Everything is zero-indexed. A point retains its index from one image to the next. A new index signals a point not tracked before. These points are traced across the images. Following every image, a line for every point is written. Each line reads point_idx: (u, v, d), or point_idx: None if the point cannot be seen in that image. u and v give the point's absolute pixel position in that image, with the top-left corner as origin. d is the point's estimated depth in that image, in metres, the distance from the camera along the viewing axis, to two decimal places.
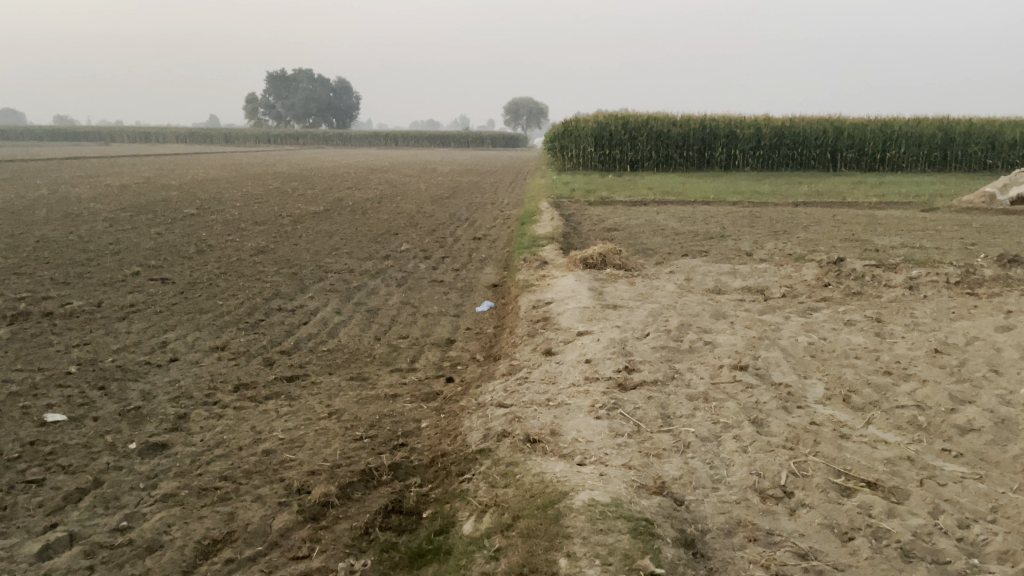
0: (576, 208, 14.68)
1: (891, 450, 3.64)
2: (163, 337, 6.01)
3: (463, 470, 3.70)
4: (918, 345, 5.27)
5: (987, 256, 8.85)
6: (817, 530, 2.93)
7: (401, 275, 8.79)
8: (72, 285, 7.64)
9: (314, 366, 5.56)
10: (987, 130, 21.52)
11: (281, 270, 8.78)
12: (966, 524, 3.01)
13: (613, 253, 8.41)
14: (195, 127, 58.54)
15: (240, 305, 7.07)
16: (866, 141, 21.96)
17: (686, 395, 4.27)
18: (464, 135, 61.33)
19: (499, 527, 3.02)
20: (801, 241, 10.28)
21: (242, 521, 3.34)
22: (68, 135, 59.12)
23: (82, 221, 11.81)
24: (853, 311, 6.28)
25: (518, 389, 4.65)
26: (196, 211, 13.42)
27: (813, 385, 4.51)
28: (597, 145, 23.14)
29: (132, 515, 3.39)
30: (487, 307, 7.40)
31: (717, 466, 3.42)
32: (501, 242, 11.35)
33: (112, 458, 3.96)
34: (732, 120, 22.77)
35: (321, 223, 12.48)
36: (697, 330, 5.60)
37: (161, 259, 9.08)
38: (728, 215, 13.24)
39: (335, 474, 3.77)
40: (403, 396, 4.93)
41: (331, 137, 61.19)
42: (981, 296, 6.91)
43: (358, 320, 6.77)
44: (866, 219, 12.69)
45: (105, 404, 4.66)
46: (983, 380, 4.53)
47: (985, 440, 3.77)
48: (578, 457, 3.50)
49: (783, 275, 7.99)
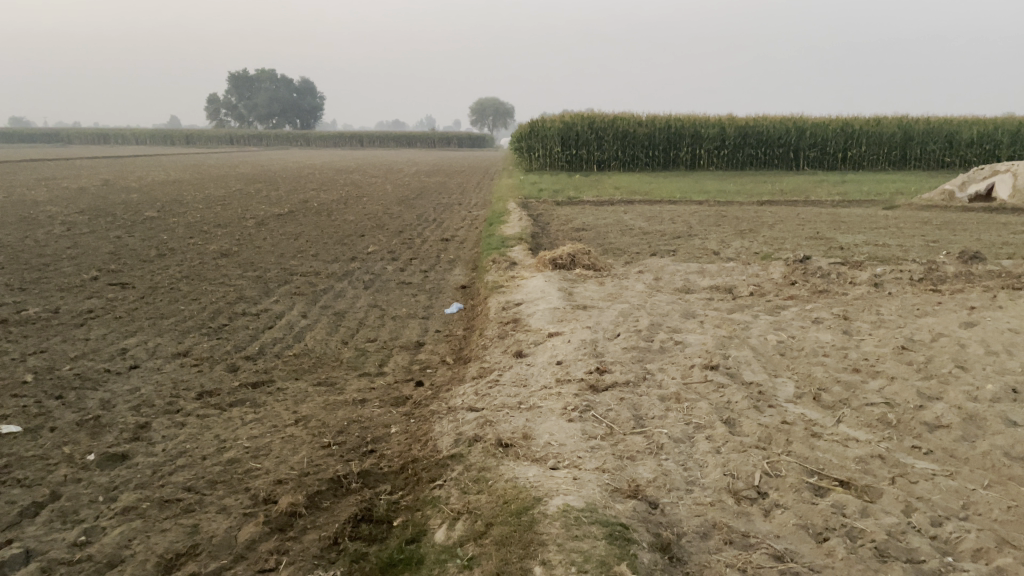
0: (544, 208, 14.65)
1: (862, 448, 3.65)
2: (123, 344, 5.85)
3: (434, 476, 3.63)
4: (885, 342, 5.32)
5: (949, 253, 8.99)
6: (792, 532, 2.92)
7: (369, 277, 8.69)
8: (27, 291, 7.42)
9: (280, 370, 5.45)
10: (945, 129, 21.86)
11: (245, 273, 8.62)
12: (938, 522, 3.02)
13: (582, 253, 8.39)
14: (156, 129, 57.72)
15: (203, 310, 6.92)
16: (828, 140, 22.34)
17: (658, 396, 4.25)
18: (429, 136, 61.32)
19: (472, 535, 2.96)
20: (767, 239, 10.38)
21: (207, 533, 3.24)
22: (22, 137, 57.82)
23: (39, 224, 11.50)
24: (820, 309, 6.32)
25: (490, 392, 4.59)
26: (158, 213, 13.16)
27: (784, 383, 4.52)
28: (563, 145, 23.18)
29: (91, 530, 3.27)
30: (457, 308, 7.34)
31: (691, 467, 3.39)
32: (469, 243, 11.29)
33: (70, 470, 3.82)
34: (697, 120, 22.96)
35: (285, 225, 12.32)
36: (667, 330, 5.59)
37: (120, 263, 8.87)
38: (694, 214, 13.34)
39: (303, 482, 3.67)
40: (372, 401, 4.85)
41: (295, 138, 60.39)
42: (945, 292, 7.01)
43: (325, 324, 6.66)
44: (829, 217, 12.85)
45: (62, 414, 4.51)
46: (949, 376, 4.57)
47: (954, 436, 3.81)
48: (551, 461, 3.46)
49: (751, 274, 8.04)
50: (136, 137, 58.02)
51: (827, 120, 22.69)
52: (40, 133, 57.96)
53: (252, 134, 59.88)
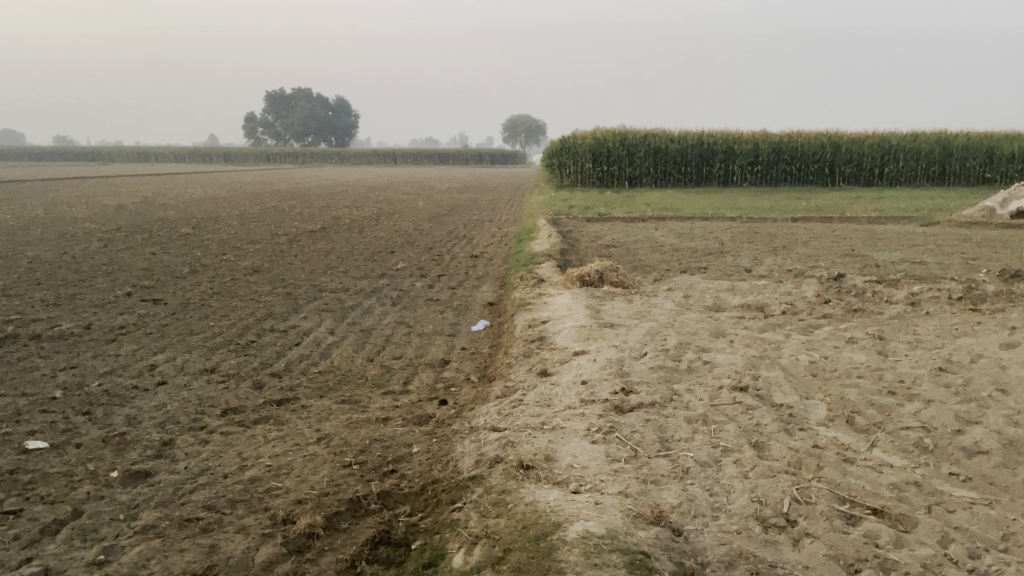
0: (574, 225, 14.59)
1: (897, 474, 3.52)
2: (151, 360, 5.89)
3: (455, 498, 3.57)
4: (922, 363, 5.16)
5: (989, 271, 8.75)
6: (822, 562, 2.80)
7: (397, 294, 8.69)
8: (62, 306, 7.53)
9: (304, 388, 5.43)
10: (985, 144, 21.43)
11: (275, 289, 8.68)
12: (977, 554, 2.89)
13: (610, 270, 8.31)
14: (194, 147, 58.98)
15: (232, 327, 6.95)
16: (864, 155, 21.97)
17: (685, 417, 4.15)
18: (460, 153, 61.82)
19: (489, 561, 2.89)
20: (801, 257, 10.20)
21: (224, 553, 3.21)
22: (65, 155, 59.45)
23: (77, 241, 11.71)
24: (854, 329, 6.16)
25: (513, 412, 4.52)
26: (192, 230, 13.34)
27: (815, 406, 4.38)
28: (594, 162, 23.16)
29: (110, 548, 3.26)
30: (483, 326, 7.30)
31: (717, 493, 3.29)
32: (498, 260, 11.27)
33: (93, 487, 3.83)
34: (730, 135, 22.81)
35: (316, 241, 12.42)
36: (696, 349, 5.48)
37: (154, 279, 8.97)
38: (726, 230, 13.18)
39: (322, 502, 3.64)
40: (395, 419, 4.82)
41: (330, 155, 61.20)
42: (984, 311, 6.82)
43: (352, 341, 6.66)
44: (864, 233, 12.62)
45: (89, 431, 4.53)
46: (989, 400, 4.40)
47: (993, 462, 3.66)
48: (573, 484, 3.38)
49: (783, 291, 7.89)
50: (175, 154, 59.20)
51: (862, 135, 22.35)
52: (83, 152, 59.25)
53: (287, 153, 60.72)
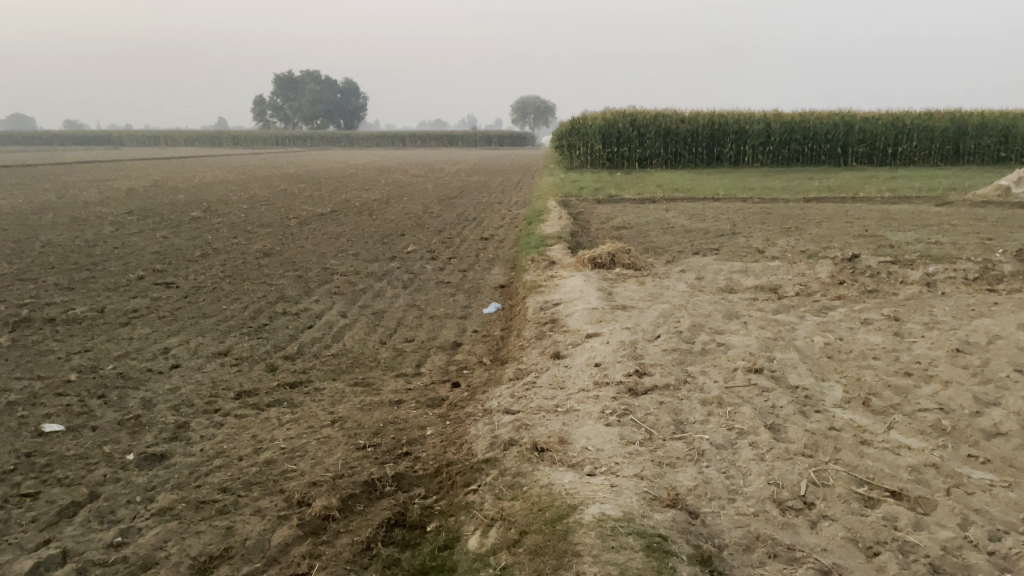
0: (584, 207, 14.52)
1: (915, 457, 3.49)
2: (165, 343, 5.91)
3: (469, 481, 3.57)
4: (939, 345, 5.11)
5: (1005, 251, 8.65)
6: (841, 545, 2.79)
7: (408, 276, 8.68)
8: (76, 290, 7.56)
9: (317, 370, 5.44)
10: (1001, 122, 21.13)
11: (287, 272, 8.68)
12: (997, 537, 2.87)
13: (622, 252, 8.26)
14: (203, 131, 59.01)
15: (244, 310, 6.96)
16: (878, 134, 21.74)
17: (699, 400, 4.12)
18: (469, 135, 61.57)
19: (505, 543, 2.89)
20: (814, 238, 10.11)
21: (240, 536, 3.22)
22: (76, 139, 59.63)
23: (89, 225, 11.73)
24: (869, 310, 6.11)
25: (526, 395, 4.51)
26: (203, 214, 13.33)
27: (831, 388, 4.35)
28: (604, 143, 23.01)
29: (127, 530, 3.28)
30: (495, 308, 7.29)
31: (734, 475, 3.27)
32: (508, 242, 11.23)
33: (109, 470, 3.84)
34: (741, 115, 22.61)
35: (327, 225, 12.39)
36: (709, 331, 5.45)
37: (166, 263, 8.99)
38: (738, 212, 13.07)
39: (337, 485, 3.64)
40: (408, 402, 4.82)
41: (338, 138, 61.09)
42: (1001, 292, 6.74)
43: (363, 323, 6.66)
44: (878, 214, 12.49)
45: (104, 414, 4.56)
46: (1007, 381, 4.35)
47: (1013, 444, 3.63)
48: (588, 467, 3.37)
49: (797, 273, 7.82)
50: (185, 138, 59.22)
51: (876, 114, 22.10)
52: (93, 135, 59.31)
53: (297, 135, 60.66)
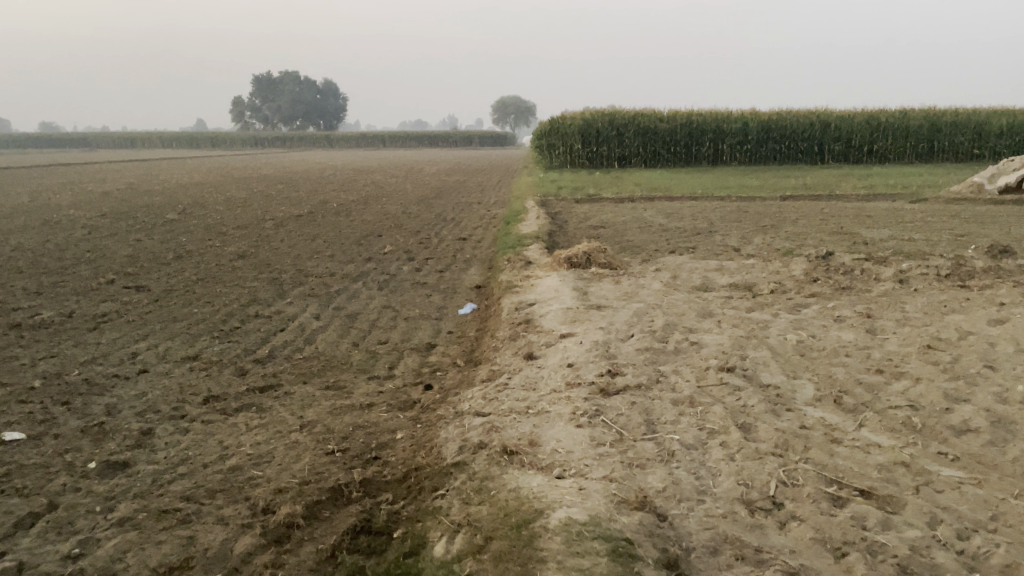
0: (563, 206, 14.50)
1: (884, 454, 3.48)
2: (133, 348, 5.80)
3: (437, 485, 3.51)
4: (910, 342, 5.11)
5: (978, 247, 8.71)
6: (809, 546, 2.76)
7: (384, 278, 8.61)
8: (44, 294, 7.42)
9: (288, 374, 5.36)
10: (974, 120, 21.32)
11: (261, 274, 8.57)
12: (965, 535, 2.86)
13: (598, 251, 8.23)
14: (180, 133, 58.51)
15: (215, 313, 6.86)
16: (853, 133, 21.93)
17: (671, 400, 4.09)
18: (450, 135, 61.47)
19: (471, 550, 2.84)
20: (790, 235, 10.16)
21: (202, 545, 3.15)
22: (52, 141, 58.97)
23: (61, 228, 11.54)
24: (842, 307, 6.11)
25: (498, 397, 4.46)
26: (178, 216, 13.16)
27: (803, 386, 4.33)
28: (583, 142, 23.04)
29: (85, 541, 3.19)
30: (471, 309, 7.22)
31: (704, 476, 3.24)
32: (486, 242, 11.19)
33: (70, 479, 3.75)
34: (718, 114, 22.70)
35: (303, 226, 12.28)
36: (683, 330, 5.42)
37: (138, 266, 8.85)
38: (716, 210, 13.10)
39: (303, 491, 3.57)
40: (379, 405, 4.75)
41: (318, 139, 60.73)
42: (972, 288, 6.79)
43: (337, 326, 6.58)
44: (854, 211, 12.55)
45: (67, 421, 4.45)
46: (977, 376, 4.37)
47: (982, 441, 3.62)
48: (557, 469, 3.33)
49: (772, 270, 7.84)
50: (162, 140, 58.68)
51: (851, 113, 22.28)
52: (68, 137, 58.64)
53: (275, 137, 60.31)
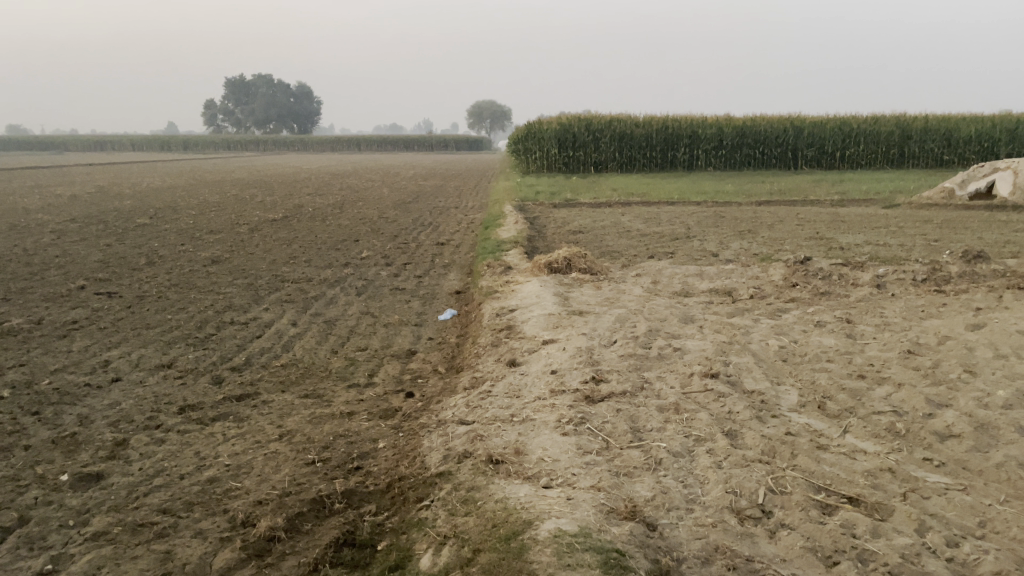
0: (541, 211, 14.48)
1: (870, 461, 3.48)
2: (105, 356, 5.67)
3: (422, 496, 3.45)
4: (891, 347, 5.14)
5: (952, 252, 8.80)
6: (800, 555, 2.74)
7: (362, 283, 8.51)
8: (12, 301, 7.23)
9: (265, 382, 5.26)
10: (943, 127, 21.64)
11: (236, 280, 8.43)
12: (955, 542, 2.85)
13: (579, 256, 8.21)
14: (152, 136, 57.81)
15: (190, 320, 6.73)
16: (826, 139, 22.20)
17: (656, 406, 4.07)
18: (425, 139, 61.32)
19: (458, 562, 2.78)
20: (767, 240, 10.20)
21: (180, 560, 3.07)
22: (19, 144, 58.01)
23: (30, 233, 11.30)
24: (822, 312, 6.14)
25: (481, 404, 4.41)
26: (150, 221, 12.94)
27: (787, 392, 4.33)
28: (560, 147, 23.05)
29: (58, 557, 3.08)
30: (450, 315, 7.15)
31: (692, 484, 3.21)
32: (465, 247, 11.12)
33: (41, 492, 3.64)
34: (694, 120, 22.84)
35: (279, 231, 12.14)
36: (665, 336, 5.40)
37: (109, 272, 8.68)
38: (693, 215, 13.14)
39: (283, 503, 3.49)
40: (360, 413, 4.68)
41: (292, 143, 60.26)
42: (949, 293, 6.85)
43: (315, 332, 6.48)
44: (829, 217, 12.65)
45: (38, 432, 4.33)
46: (958, 382, 4.39)
47: (966, 446, 3.64)
48: (544, 479, 3.28)
49: (751, 276, 7.86)
50: (132, 143, 57.89)
51: (824, 119, 22.55)
52: (36, 140, 57.70)
53: (249, 141, 59.78)
